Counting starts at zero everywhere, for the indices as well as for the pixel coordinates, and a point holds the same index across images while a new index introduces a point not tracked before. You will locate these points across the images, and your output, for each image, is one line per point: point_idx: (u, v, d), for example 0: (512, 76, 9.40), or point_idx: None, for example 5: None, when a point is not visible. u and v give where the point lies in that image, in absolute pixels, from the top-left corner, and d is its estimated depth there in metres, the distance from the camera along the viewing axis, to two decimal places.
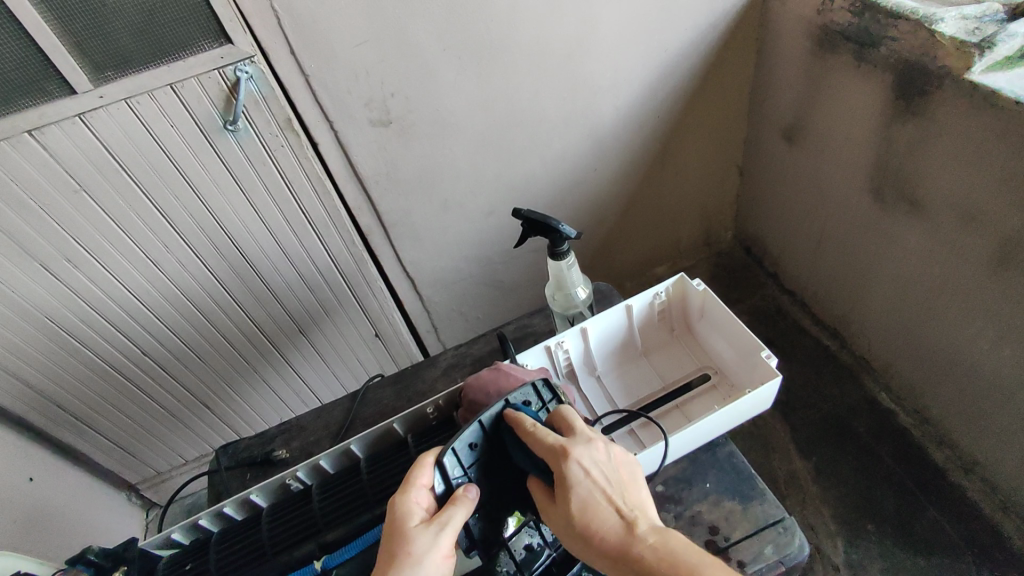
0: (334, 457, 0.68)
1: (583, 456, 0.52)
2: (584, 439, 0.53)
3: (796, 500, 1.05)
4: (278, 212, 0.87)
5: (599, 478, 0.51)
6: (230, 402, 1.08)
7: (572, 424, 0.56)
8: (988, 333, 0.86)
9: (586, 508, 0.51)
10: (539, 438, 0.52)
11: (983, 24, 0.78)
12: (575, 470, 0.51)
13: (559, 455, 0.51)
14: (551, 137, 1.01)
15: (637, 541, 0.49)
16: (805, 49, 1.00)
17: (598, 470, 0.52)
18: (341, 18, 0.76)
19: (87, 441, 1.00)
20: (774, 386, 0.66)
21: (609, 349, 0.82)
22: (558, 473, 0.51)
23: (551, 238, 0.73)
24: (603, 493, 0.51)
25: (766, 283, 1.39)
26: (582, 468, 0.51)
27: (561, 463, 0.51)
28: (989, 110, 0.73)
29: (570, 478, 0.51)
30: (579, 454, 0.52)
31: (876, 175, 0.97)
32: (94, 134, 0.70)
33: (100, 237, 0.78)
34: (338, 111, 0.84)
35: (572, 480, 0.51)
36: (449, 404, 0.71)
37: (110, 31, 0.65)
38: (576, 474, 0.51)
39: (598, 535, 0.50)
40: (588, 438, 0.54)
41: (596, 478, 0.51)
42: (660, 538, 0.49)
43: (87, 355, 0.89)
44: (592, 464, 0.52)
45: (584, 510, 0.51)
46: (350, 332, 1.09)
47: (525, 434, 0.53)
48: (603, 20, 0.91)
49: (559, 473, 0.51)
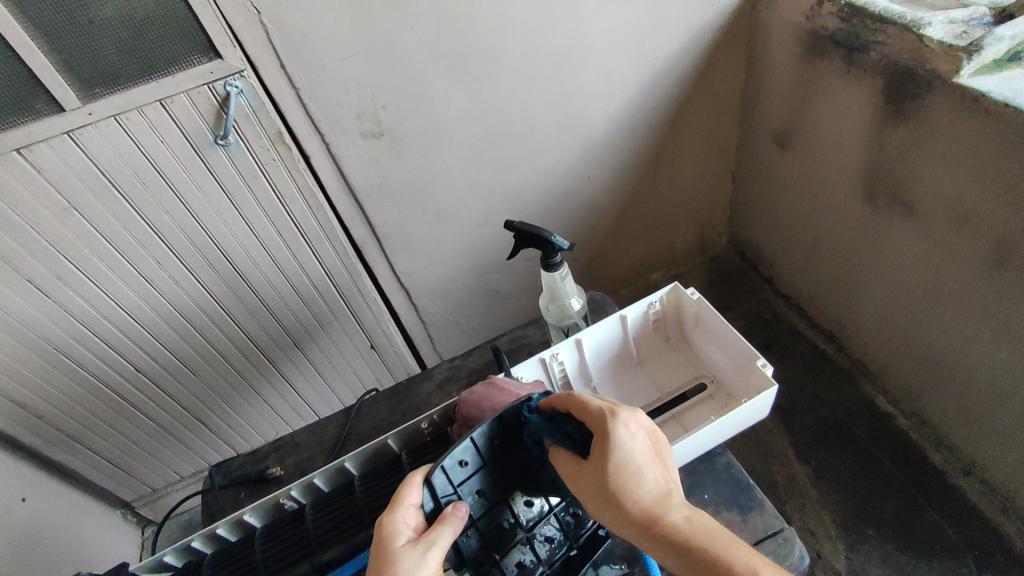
0: (328, 475, 0.67)
1: (629, 418, 0.52)
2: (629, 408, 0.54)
3: (796, 505, 1.05)
4: (269, 225, 0.86)
5: (641, 446, 0.51)
6: (225, 416, 1.07)
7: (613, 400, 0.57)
8: (984, 335, 0.86)
9: (623, 470, 0.49)
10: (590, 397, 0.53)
11: (971, 27, 0.78)
12: (620, 432, 0.51)
13: (608, 414, 0.51)
14: (543, 145, 1.01)
15: (671, 509, 0.48)
16: (794, 54, 1.01)
17: (641, 439, 0.51)
18: (332, 32, 0.76)
19: (81, 459, 0.99)
20: (771, 396, 0.65)
21: (604, 360, 0.81)
22: (603, 433, 0.51)
23: (543, 250, 0.73)
24: (643, 461, 0.50)
25: (762, 287, 1.39)
26: (628, 431, 0.51)
27: (608, 420, 0.51)
28: (978, 114, 0.74)
29: (616, 437, 0.50)
30: (626, 418, 0.51)
31: (868, 178, 0.97)
32: (84, 152, 0.70)
33: (91, 254, 0.78)
34: (330, 124, 0.84)
35: (617, 440, 0.50)
36: (444, 419, 0.71)
37: (99, 48, 0.65)
38: (622, 435, 0.50)
39: (632, 499, 0.48)
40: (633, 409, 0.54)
41: (639, 445, 0.51)
42: (695, 513, 0.48)
43: (81, 373, 0.88)
44: (636, 430, 0.51)
45: (622, 471, 0.49)
46: (346, 344, 1.08)
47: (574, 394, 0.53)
48: (593, 29, 0.91)
49: (604, 431, 0.51)
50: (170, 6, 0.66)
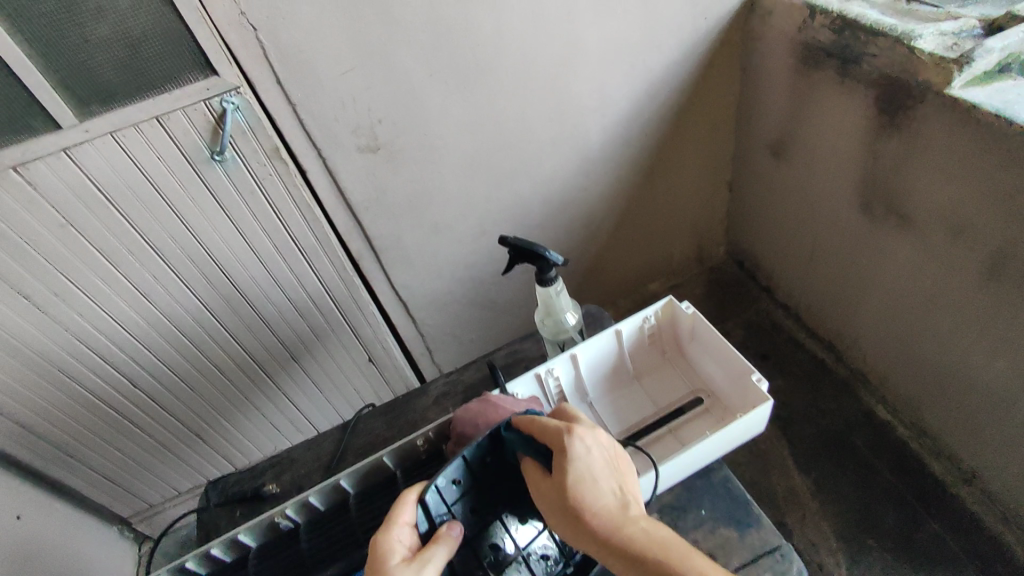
0: (323, 493, 0.66)
1: (586, 433, 0.52)
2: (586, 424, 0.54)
3: (797, 517, 1.04)
4: (266, 239, 0.86)
5: (599, 459, 0.51)
6: (222, 431, 1.06)
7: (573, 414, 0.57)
8: (981, 343, 0.86)
9: (581, 484, 0.50)
10: None
11: (962, 39, 0.78)
12: (576, 447, 0.51)
13: (564, 429, 0.52)
14: (540, 158, 1.02)
15: (628, 521, 0.48)
16: (787, 66, 1.02)
17: (598, 453, 0.52)
18: (328, 47, 0.76)
19: (77, 475, 0.98)
20: (766, 411, 0.65)
21: (599, 374, 0.81)
22: (561, 448, 0.51)
23: (538, 265, 0.73)
24: (600, 475, 0.51)
25: (759, 297, 1.39)
26: (584, 445, 0.51)
27: (565, 437, 0.51)
28: (971, 124, 0.74)
29: (571, 452, 0.50)
30: (583, 432, 0.52)
31: (863, 188, 0.97)
32: (80, 169, 0.70)
33: (88, 270, 0.78)
34: (327, 139, 0.84)
35: (574, 455, 0.50)
36: (440, 436, 0.70)
37: (96, 66, 0.65)
38: (578, 450, 0.51)
39: (591, 512, 0.49)
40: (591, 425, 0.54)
41: (596, 460, 0.51)
42: (652, 523, 0.48)
43: (78, 389, 0.88)
44: (592, 445, 0.52)
45: (580, 486, 0.50)
46: (343, 357, 1.08)
47: None
48: (588, 43, 0.92)
49: (562, 446, 0.51)
50: (166, 25, 0.66)
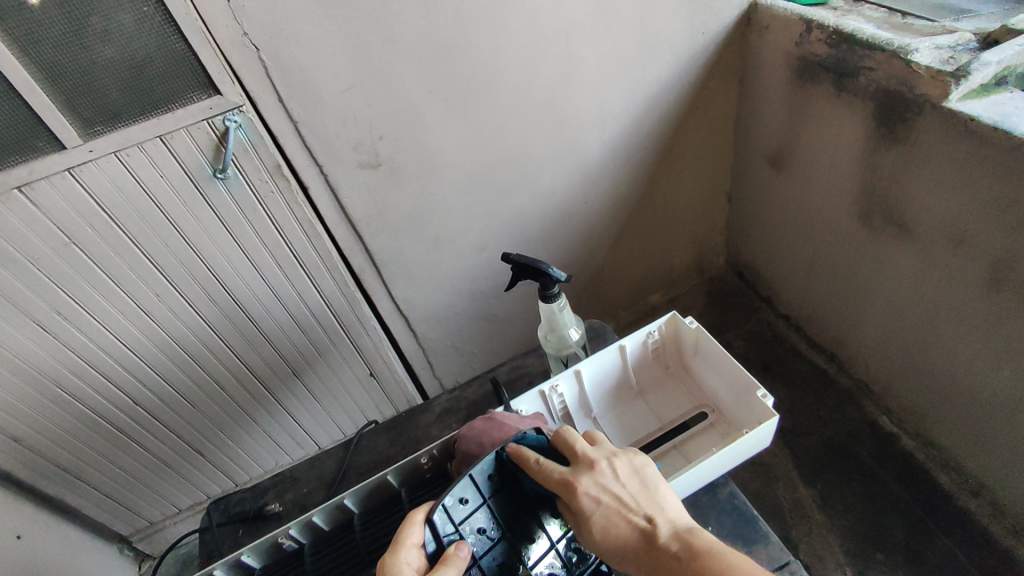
0: (326, 513, 0.66)
1: (589, 487, 0.52)
2: (587, 466, 0.54)
3: (803, 530, 1.03)
4: (269, 255, 0.86)
5: (611, 500, 0.53)
6: (223, 447, 1.06)
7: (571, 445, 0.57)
8: (985, 353, 0.86)
9: (608, 531, 0.52)
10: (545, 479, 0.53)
11: (958, 52, 0.79)
12: (587, 503, 0.52)
13: (568, 492, 0.52)
14: (540, 172, 1.02)
15: (661, 549, 0.50)
16: (784, 80, 1.03)
17: (609, 493, 0.53)
18: (330, 66, 0.77)
19: (77, 494, 0.98)
20: (771, 426, 0.65)
21: (603, 390, 0.81)
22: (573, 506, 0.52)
23: (540, 282, 0.73)
24: (620, 515, 0.52)
25: (760, 307, 1.39)
26: (592, 497, 0.52)
27: (572, 498, 0.52)
28: (969, 136, 0.75)
29: (584, 511, 0.52)
30: (585, 487, 0.52)
31: (862, 200, 0.98)
32: (84, 188, 0.70)
33: (91, 288, 0.78)
34: (329, 156, 0.85)
35: (588, 512, 0.52)
36: (444, 454, 0.71)
37: (100, 88, 0.66)
38: (588, 506, 0.52)
39: (628, 551, 0.52)
40: (591, 463, 0.54)
41: (609, 501, 0.52)
42: (683, 543, 0.50)
43: (80, 407, 0.88)
44: (600, 490, 0.53)
45: (607, 533, 0.52)
46: (344, 372, 1.08)
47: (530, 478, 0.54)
48: (586, 58, 0.93)
49: (574, 506, 0.52)
50: (170, 46, 0.67)
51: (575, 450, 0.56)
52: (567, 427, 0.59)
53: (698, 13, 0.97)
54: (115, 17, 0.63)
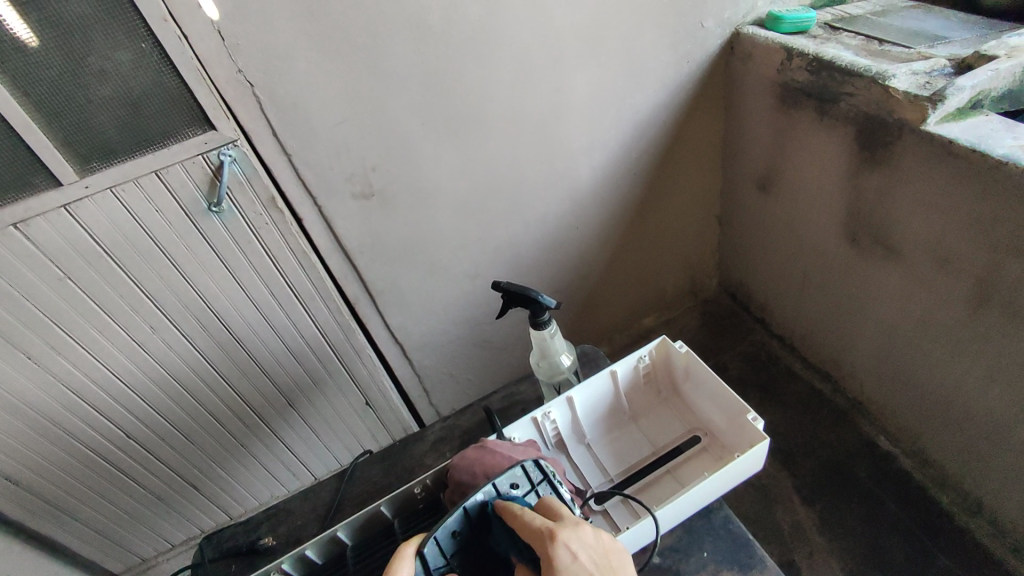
0: (319, 546, 0.66)
1: (570, 539, 0.50)
2: (571, 523, 0.52)
3: (804, 553, 1.02)
4: (264, 287, 0.87)
5: (587, 561, 0.50)
6: (219, 481, 1.05)
7: (557, 510, 0.54)
8: (976, 370, 0.86)
9: None
10: (526, 521, 0.52)
11: (933, 78, 0.81)
12: (562, 555, 0.49)
13: (547, 537, 0.50)
14: (532, 199, 1.04)
15: None
16: (769, 105, 1.05)
17: (585, 557, 0.50)
18: (323, 101, 0.79)
19: (69, 532, 0.96)
20: (762, 451, 0.65)
21: (596, 415, 0.81)
22: (546, 558, 0.50)
23: (531, 309, 0.73)
24: None
25: (755, 328, 1.40)
26: (568, 552, 0.50)
27: (548, 546, 0.50)
28: (948, 158, 0.76)
29: (556, 562, 0.49)
30: (567, 538, 0.50)
31: (848, 222, 0.99)
32: (79, 224, 0.71)
33: (85, 322, 0.78)
34: (322, 188, 0.86)
35: (560, 564, 0.49)
36: (436, 484, 0.70)
37: (97, 125, 0.67)
38: (562, 559, 0.49)
39: None
40: (575, 521, 0.52)
41: (584, 562, 0.49)
42: None
43: (72, 442, 0.87)
44: (580, 548, 0.50)
45: None
46: (340, 402, 1.07)
47: (513, 521, 0.53)
48: (575, 88, 0.95)
49: (546, 557, 0.49)
50: (166, 84, 0.68)
51: (560, 512, 0.54)
52: (553, 496, 0.56)
53: (682, 43, 1.00)
54: (112, 57, 0.64)
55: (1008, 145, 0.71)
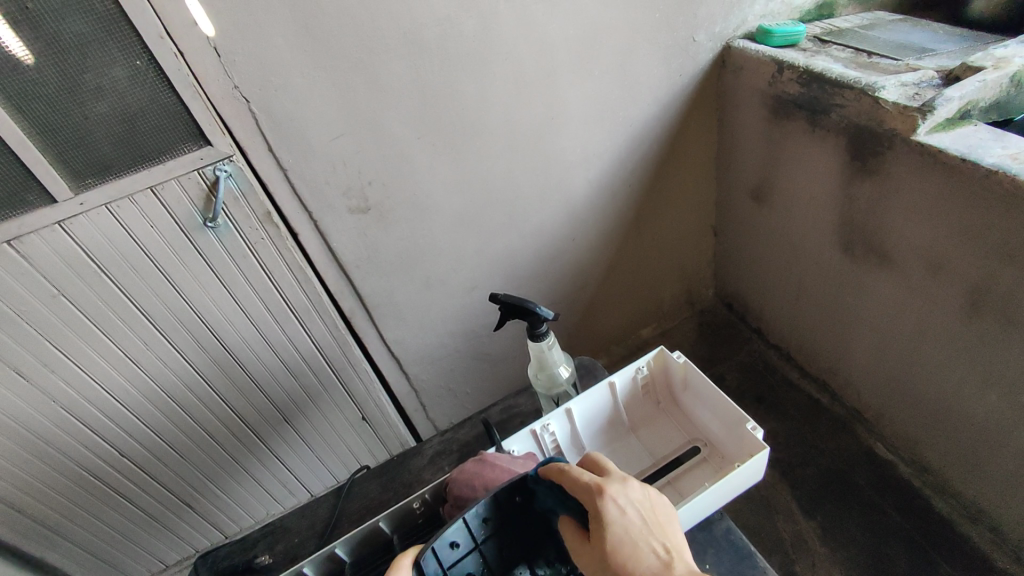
0: (317, 563, 0.65)
1: (618, 493, 0.53)
2: (619, 479, 0.55)
3: (806, 564, 1.01)
4: (259, 301, 0.86)
5: (634, 516, 0.52)
6: (213, 498, 1.04)
7: (608, 470, 0.58)
8: (971, 377, 0.87)
9: (621, 545, 0.51)
10: (575, 476, 0.54)
11: (922, 89, 0.82)
12: (611, 508, 0.52)
13: (596, 490, 0.53)
14: (528, 212, 1.04)
15: None
16: (761, 117, 1.06)
17: (631, 512, 0.52)
18: (319, 116, 0.79)
19: (59, 553, 0.94)
20: (762, 461, 0.65)
21: (595, 428, 0.81)
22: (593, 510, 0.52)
23: (528, 321, 0.73)
24: (638, 532, 0.51)
25: (751, 338, 1.40)
26: (616, 506, 0.52)
27: (596, 499, 0.52)
28: (938, 168, 0.77)
29: (604, 513, 0.52)
30: (615, 493, 0.53)
31: (842, 231, 1.00)
32: (73, 240, 0.70)
33: (78, 339, 0.77)
34: (318, 203, 0.86)
35: (607, 515, 0.52)
36: (435, 499, 0.70)
37: (92, 143, 0.67)
38: (610, 510, 0.52)
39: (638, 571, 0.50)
40: (623, 478, 0.55)
41: (630, 515, 0.52)
42: None
43: (65, 461, 0.86)
44: (627, 503, 0.53)
45: (619, 546, 0.51)
46: (336, 417, 1.07)
47: (559, 477, 0.55)
48: (571, 101, 0.96)
49: (594, 509, 0.52)
50: (161, 101, 0.68)
51: (609, 470, 0.57)
52: (604, 458, 0.60)
53: (674, 57, 1.01)
54: (107, 74, 0.65)
55: (997, 154, 0.72)
